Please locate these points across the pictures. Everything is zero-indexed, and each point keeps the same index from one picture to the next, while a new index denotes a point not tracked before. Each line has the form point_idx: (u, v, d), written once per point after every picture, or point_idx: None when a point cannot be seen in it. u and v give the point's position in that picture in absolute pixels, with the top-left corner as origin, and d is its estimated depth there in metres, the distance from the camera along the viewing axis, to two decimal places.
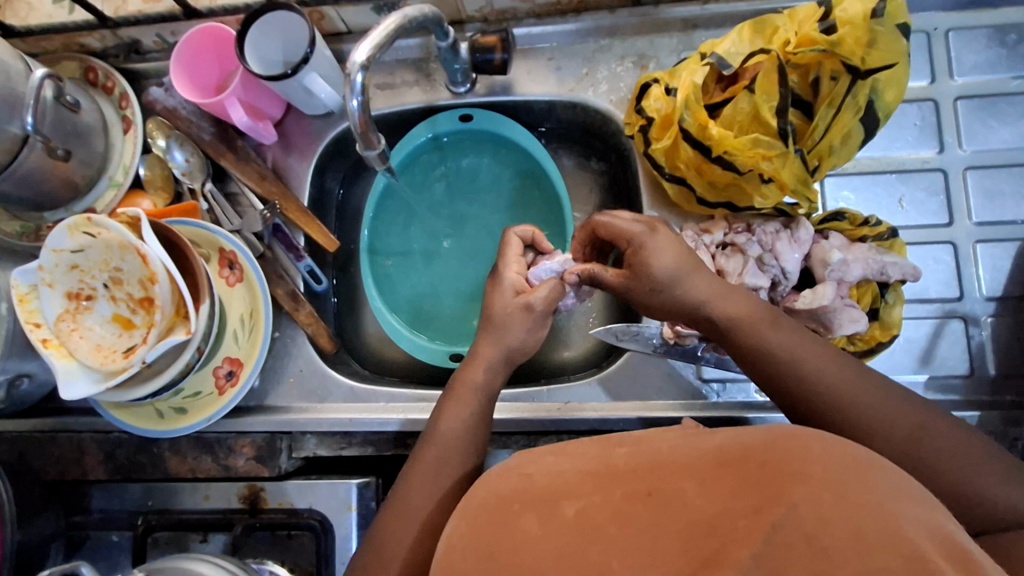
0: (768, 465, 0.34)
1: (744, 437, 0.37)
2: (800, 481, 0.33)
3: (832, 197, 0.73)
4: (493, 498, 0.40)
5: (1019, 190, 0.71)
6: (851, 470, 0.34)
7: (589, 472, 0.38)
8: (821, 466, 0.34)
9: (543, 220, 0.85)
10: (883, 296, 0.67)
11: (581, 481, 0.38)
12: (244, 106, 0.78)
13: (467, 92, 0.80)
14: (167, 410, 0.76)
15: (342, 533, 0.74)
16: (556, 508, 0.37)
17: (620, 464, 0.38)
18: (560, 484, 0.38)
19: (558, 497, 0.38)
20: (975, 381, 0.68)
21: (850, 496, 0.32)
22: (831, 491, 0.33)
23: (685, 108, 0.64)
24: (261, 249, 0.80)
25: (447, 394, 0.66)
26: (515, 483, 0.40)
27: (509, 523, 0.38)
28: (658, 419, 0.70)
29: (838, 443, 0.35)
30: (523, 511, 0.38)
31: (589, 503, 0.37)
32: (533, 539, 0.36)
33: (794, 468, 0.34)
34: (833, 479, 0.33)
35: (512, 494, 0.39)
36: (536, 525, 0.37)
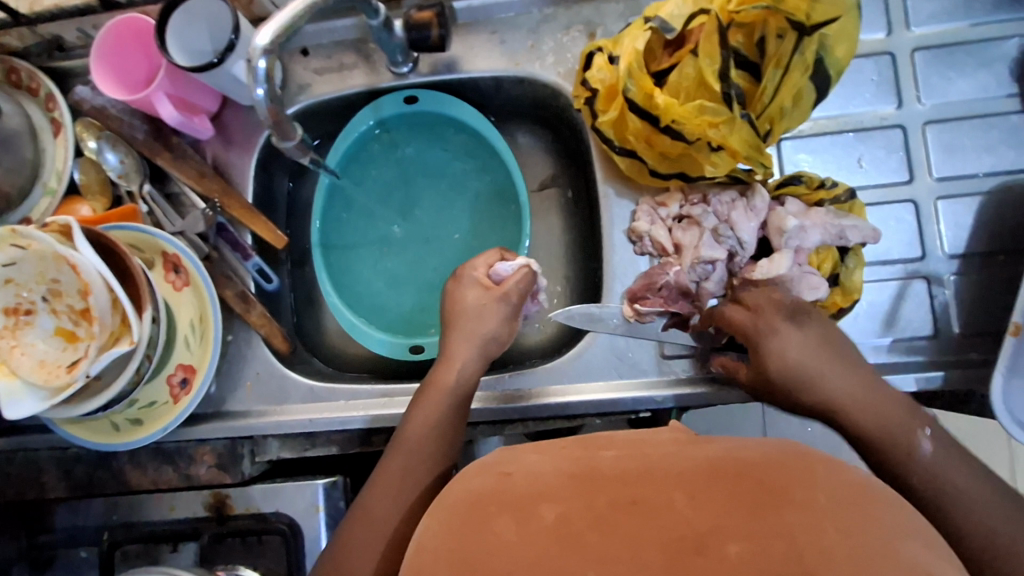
0: (766, 484, 0.35)
1: (742, 451, 0.37)
2: (801, 508, 0.34)
3: (789, 161, 0.71)
4: (465, 499, 0.38)
5: (979, 143, 0.69)
6: (849, 501, 0.34)
7: (570, 475, 0.37)
8: (825, 494, 0.34)
9: (500, 203, 0.82)
10: (843, 260, 0.66)
11: (561, 483, 0.36)
12: (174, 101, 0.74)
13: (410, 73, 0.77)
14: (123, 423, 0.74)
15: (311, 536, 0.73)
16: (534, 513, 0.35)
17: (605, 468, 0.37)
18: (540, 487, 0.37)
19: (536, 499, 0.36)
20: (941, 342, 0.67)
21: (849, 529, 0.33)
22: (831, 522, 0.33)
23: (628, 77, 0.62)
24: (207, 250, 0.77)
25: (417, 396, 0.64)
26: (499, 483, 0.38)
27: (466, 537, 0.36)
28: (622, 401, 0.69)
29: (842, 469, 0.37)
30: (498, 514, 0.36)
31: (569, 509, 0.35)
32: (505, 544, 0.35)
33: (799, 495, 0.34)
34: (834, 513, 0.33)
35: (489, 492, 0.38)
36: (511, 529, 0.35)
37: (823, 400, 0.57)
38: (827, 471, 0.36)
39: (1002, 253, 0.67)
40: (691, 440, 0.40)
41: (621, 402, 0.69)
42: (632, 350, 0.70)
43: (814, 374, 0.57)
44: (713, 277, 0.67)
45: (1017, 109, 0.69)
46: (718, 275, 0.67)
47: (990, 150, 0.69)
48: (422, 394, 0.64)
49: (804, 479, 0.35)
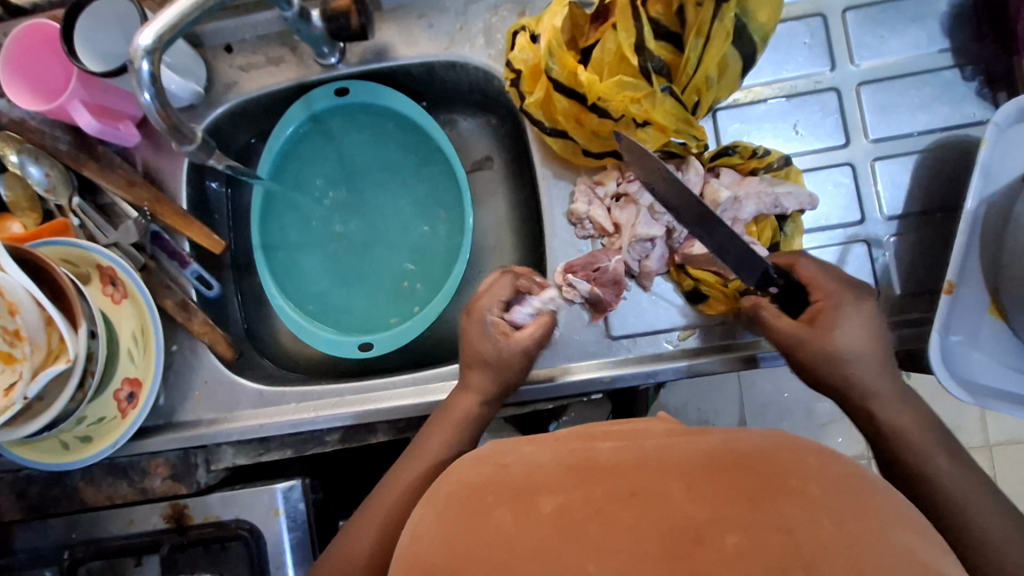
0: (764, 478, 0.35)
1: (737, 443, 0.38)
2: (798, 498, 0.34)
3: (725, 132, 0.70)
4: (467, 487, 0.39)
5: (913, 101, 0.68)
6: (843, 491, 0.35)
7: (569, 466, 0.38)
8: (818, 485, 0.35)
9: (445, 194, 0.81)
10: (781, 229, 0.66)
11: (565, 478, 0.37)
12: (90, 108, 0.71)
13: (338, 64, 0.74)
14: (73, 440, 0.73)
15: (273, 540, 0.71)
16: (532, 505, 0.36)
17: (602, 460, 0.38)
18: (536, 480, 0.37)
19: (537, 493, 0.36)
20: (883, 303, 0.67)
21: (840, 516, 0.33)
22: (826, 514, 0.33)
23: (549, 55, 0.61)
24: (143, 260, 0.75)
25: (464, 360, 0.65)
26: (489, 472, 0.40)
27: (438, 540, 0.37)
28: (573, 385, 0.69)
29: (834, 461, 0.37)
30: (495, 504, 0.37)
31: (569, 500, 0.35)
32: (506, 534, 0.35)
33: (799, 486, 0.34)
34: (827, 501, 0.34)
35: (488, 483, 0.39)
36: (510, 521, 0.35)
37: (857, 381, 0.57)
38: (818, 463, 0.36)
39: (939, 211, 0.67)
40: (687, 433, 0.41)
41: (566, 385, 0.69)
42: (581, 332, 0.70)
43: (859, 357, 0.57)
44: (653, 255, 0.67)
45: (951, 64, 0.68)
46: (658, 252, 0.67)
47: (925, 108, 0.68)
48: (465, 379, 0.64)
49: (792, 471, 0.35)
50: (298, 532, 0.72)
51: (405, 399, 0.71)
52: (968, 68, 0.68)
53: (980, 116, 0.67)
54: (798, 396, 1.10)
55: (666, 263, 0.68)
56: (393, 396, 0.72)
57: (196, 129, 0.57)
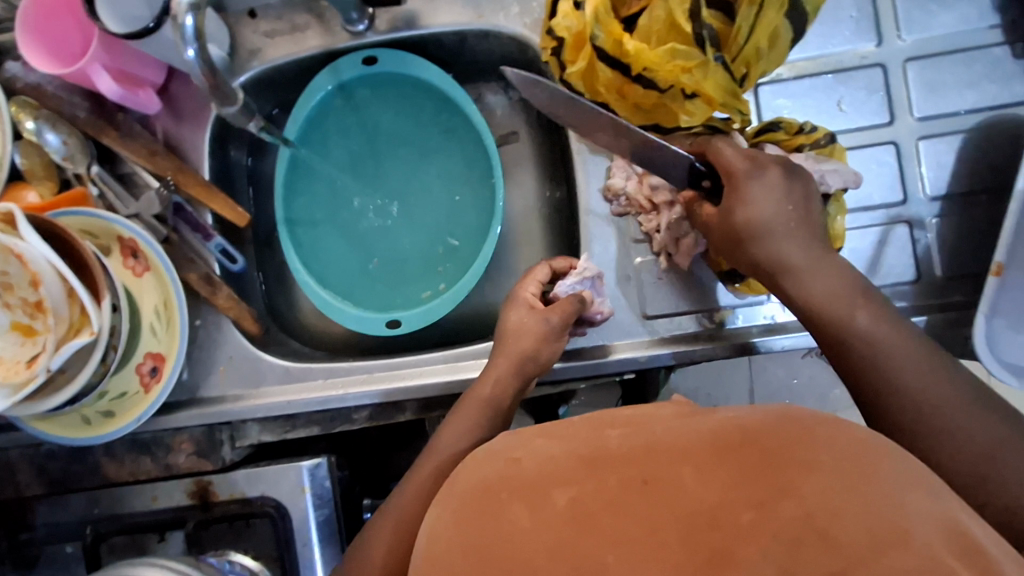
0: (770, 452, 0.33)
1: (743, 418, 0.35)
2: (806, 471, 0.32)
3: (767, 108, 0.68)
4: (478, 484, 0.38)
5: (961, 79, 0.67)
6: (854, 458, 0.32)
7: (581, 456, 0.36)
8: (828, 452, 0.32)
9: (473, 169, 0.79)
10: (824, 208, 0.64)
11: (573, 467, 0.35)
12: (112, 73, 0.69)
13: (366, 31, 0.72)
14: (94, 415, 0.71)
15: (299, 516, 0.70)
16: (547, 499, 0.35)
17: (612, 447, 0.36)
18: (547, 474, 0.36)
19: (548, 486, 0.35)
20: (923, 286, 0.66)
21: (853, 483, 0.31)
22: (838, 481, 0.31)
23: (596, 22, 0.58)
24: (165, 232, 0.73)
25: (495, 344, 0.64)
26: (501, 468, 0.38)
27: (496, 515, 0.35)
28: (608, 365, 0.68)
29: (844, 427, 0.34)
30: (510, 501, 0.36)
31: (583, 493, 0.34)
32: (522, 532, 0.34)
33: (805, 455, 0.32)
34: (842, 469, 0.32)
35: (498, 480, 0.37)
36: (525, 517, 0.34)
37: (777, 248, 0.56)
38: (827, 432, 0.33)
39: (985, 192, 0.66)
40: (692, 412, 0.38)
41: (603, 365, 0.68)
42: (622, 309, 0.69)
43: (778, 230, 0.56)
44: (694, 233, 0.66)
45: (1001, 41, 0.66)
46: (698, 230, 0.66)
47: (972, 86, 0.66)
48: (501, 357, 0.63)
49: (799, 439, 0.33)
50: (325, 510, 0.71)
51: (435, 376, 0.70)
52: (1018, 46, 0.66)
53: None
54: (808, 381, 1.08)
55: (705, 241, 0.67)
56: (422, 374, 0.71)
57: (237, 91, 0.55)
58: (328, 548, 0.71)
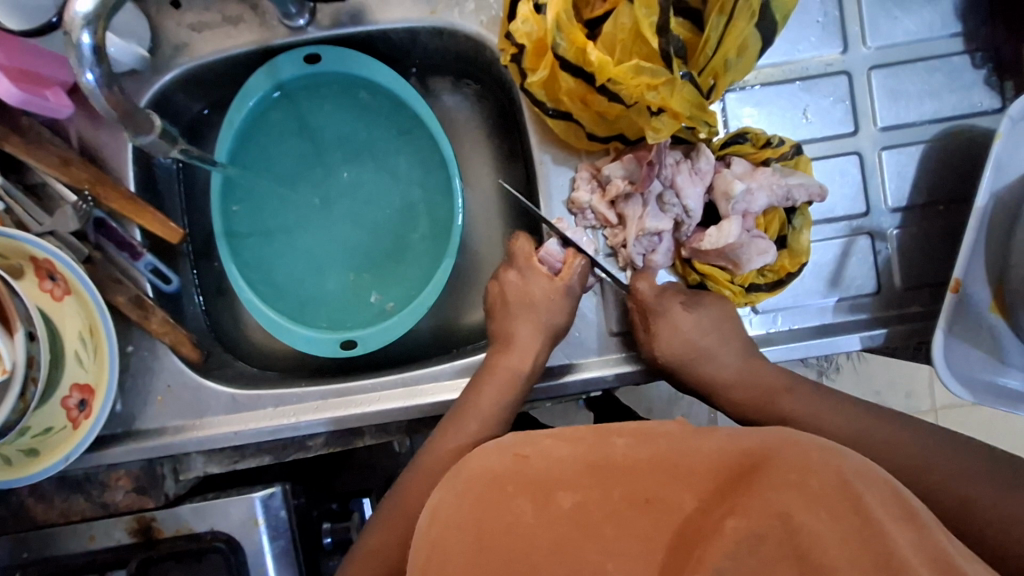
0: (768, 472, 0.36)
1: (743, 442, 0.39)
2: (793, 487, 0.34)
3: (735, 116, 0.67)
4: (486, 477, 0.42)
5: (924, 88, 0.66)
6: (836, 487, 0.34)
7: (587, 463, 0.40)
8: (819, 481, 0.35)
9: (429, 175, 0.74)
10: (790, 222, 0.63)
11: (578, 475, 0.40)
12: (13, 75, 0.60)
13: (307, 26, 0.65)
14: (16, 455, 0.64)
15: (253, 550, 0.66)
16: (552, 501, 0.38)
17: (618, 458, 0.40)
18: (558, 475, 0.40)
19: (554, 488, 0.39)
20: (884, 297, 0.66)
21: (843, 513, 0.33)
22: (821, 506, 0.33)
23: (557, 29, 0.55)
24: (86, 251, 0.66)
25: (484, 372, 0.62)
26: (511, 463, 0.43)
27: (502, 506, 0.39)
28: (573, 382, 0.66)
29: (837, 456, 0.37)
30: (516, 494, 0.39)
31: (587, 497, 0.38)
32: (528, 526, 0.37)
33: (788, 475, 0.35)
34: (826, 496, 0.34)
35: (506, 473, 0.42)
36: (531, 512, 0.38)
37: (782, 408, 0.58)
38: (821, 459, 0.36)
39: (943, 203, 0.66)
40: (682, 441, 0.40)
41: (568, 384, 0.66)
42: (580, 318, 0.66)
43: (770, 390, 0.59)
44: (660, 249, 0.64)
45: (961, 50, 0.66)
46: (665, 246, 0.64)
47: (934, 96, 0.66)
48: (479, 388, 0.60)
49: (790, 459, 0.36)
50: (281, 541, 0.67)
51: (394, 401, 0.67)
52: (978, 55, 0.66)
53: (986, 105, 0.66)
54: None
55: (672, 256, 0.65)
56: (380, 398, 0.67)
57: (153, 117, 0.50)
58: None
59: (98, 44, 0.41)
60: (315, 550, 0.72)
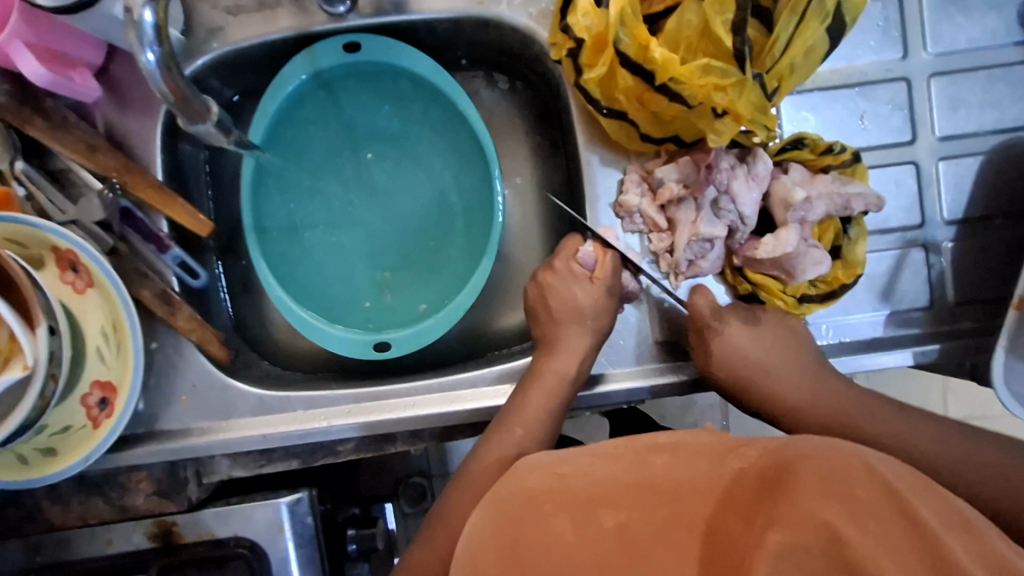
0: (814, 478, 0.35)
1: (790, 449, 0.37)
2: (831, 498, 0.34)
3: (790, 120, 0.65)
4: (521, 496, 0.41)
5: (984, 98, 0.64)
6: (884, 496, 0.33)
7: (631, 483, 0.39)
8: (864, 488, 0.34)
9: (467, 172, 0.71)
10: (845, 232, 0.61)
11: (620, 492, 0.39)
12: (39, 53, 0.57)
13: (348, 14, 0.63)
14: (33, 455, 0.61)
15: (278, 558, 0.63)
16: (594, 518, 0.38)
17: (660, 479, 0.39)
18: (598, 493, 0.39)
19: (596, 507, 0.39)
20: (935, 312, 0.64)
21: (888, 522, 0.32)
22: (866, 515, 0.33)
23: (620, 24, 0.53)
24: (111, 243, 0.63)
25: (530, 377, 0.60)
26: (548, 481, 0.42)
27: (544, 527, 0.39)
28: (616, 392, 0.63)
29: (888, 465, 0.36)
30: (555, 513, 0.39)
31: (631, 516, 0.38)
32: (568, 544, 0.38)
33: (842, 487, 0.34)
34: (868, 505, 0.33)
35: (545, 491, 0.41)
36: (571, 530, 0.38)
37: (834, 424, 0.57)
38: (865, 469, 0.35)
39: (999, 217, 0.64)
40: (754, 451, 0.39)
41: (611, 393, 0.63)
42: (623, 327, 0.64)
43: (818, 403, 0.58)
44: (710, 255, 0.62)
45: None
46: (716, 252, 0.62)
47: (995, 106, 0.64)
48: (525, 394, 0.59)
49: (840, 471, 0.35)
50: (307, 549, 0.64)
51: (430, 407, 0.64)
52: None
53: None
54: None
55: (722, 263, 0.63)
56: (415, 403, 0.65)
57: (209, 102, 0.47)
58: None
59: (161, 22, 0.39)
60: (339, 557, 0.70)
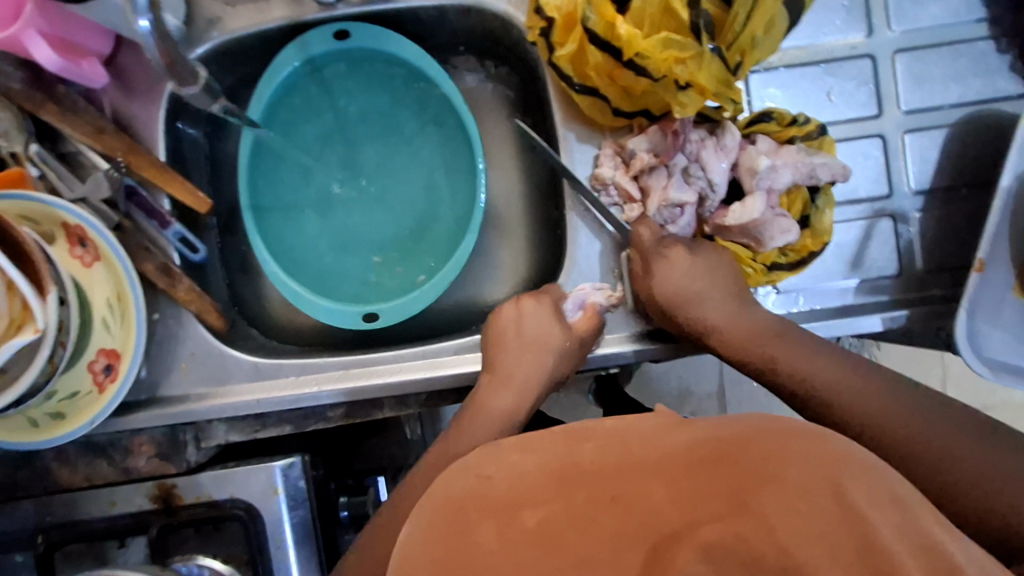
0: (746, 465, 0.34)
1: (720, 429, 0.36)
2: (763, 483, 0.33)
3: (759, 97, 0.67)
4: (462, 488, 0.39)
5: (947, 72, 0.66)
6: (816, 483, 0.32)
7: (557, 471, 0.37)
8: (796, 472, 0.33)
9: (453, 153, 0.74)
10: (813, 201, 0.64)
11: (542, 488, 0.37)
12: (52, 42, 0.62)
13: (338, 2, 0.66)
14: (42, 418, 0.64)
15: (271, 519, 0.66)
16: (515, 518, 0.36)
17: (586, 464, 0.37)
18: (522, 491, 0.37)
19: (518, 506, 0.37)
20: (904, 280, 0.66)
21: (834, 498, 0.32)
22: (802, 497, 0.32)
23: (588, 3, 0.56)
24: (116, 219, 0.67)
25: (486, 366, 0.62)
26: (471, 485, 0.39)
27: (498, 514, 0.36)
28: (593, 359, 0.65)
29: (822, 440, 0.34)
30: (479, 522, 0.37)
31: (551, 513, 0.36)
32: (488, 552, 0.35)
33: (783, 474, 0.33)
34: (801, 493, 0.32)
35: (467, 496, 0.38)
36: (491, 538, 0.36)
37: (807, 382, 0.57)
38: (801, 447, 0.34)
39: (966, 187, 0.66)
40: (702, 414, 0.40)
41: (588, 361, 0.65)
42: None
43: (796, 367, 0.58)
44: (682, 221, 0.65)
45: (986, 35, 0.66)
46: (686, 218, 0.65)
47: (958, 80, 0.66)
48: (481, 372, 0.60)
49: (772, 457, 0.34)
50: (299, 511, 0.67)
51: (416, 372, 0.67)
52: (1003, 40, 0.66)
53: (1010, 90, 0.66)
54: None
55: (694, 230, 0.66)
56: (400, 370, 0.68)
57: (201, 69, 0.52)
58: (304, 550, 0.67)
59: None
60: (331, 520, 0.73)
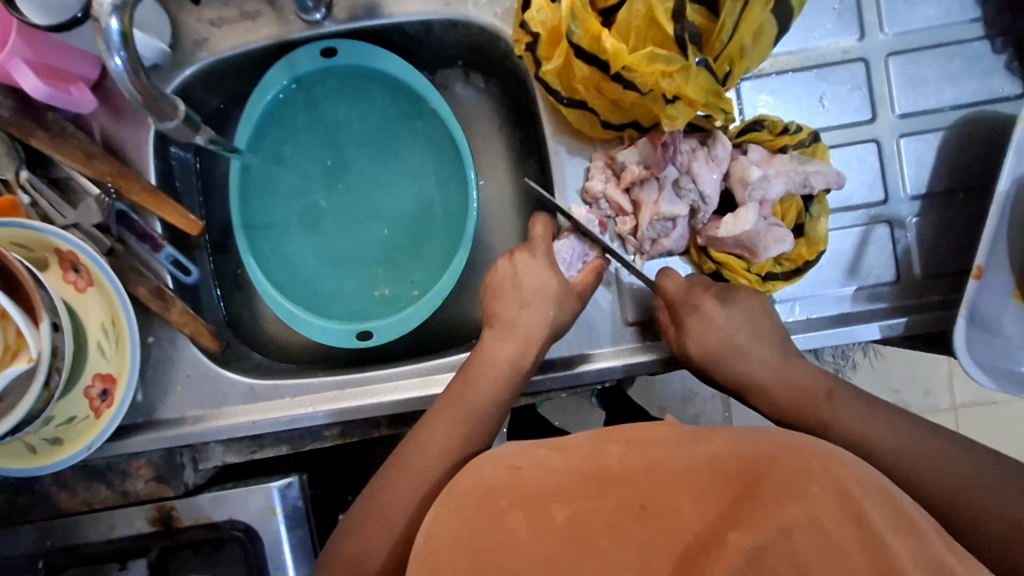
0: (773, 481, 0.34)
1: (742, 446, 0.36)
2: (788, 499, 0.33)
3: (750, 104, 0.66)
4: (476, 489, 0.40)
5: (941, 74, 0.65)
6: (838, 500, 0.33)
7: (585, 474, 0.38)
8: (820, 488, 0.34)
9: (444, 167, 0.74)
10: (807, 209, 0.63)
11: (577, 487, 0.37)
12: (39, 70, 0.62)
13: (324, 21, 0.66)
14: (39, 444, 0.65)
15: (270, 539, 0.66)
16: (546, 513, 0.36)
17: (614, 467, 0.38)
18: (558, 490, 0.37)
19: (549, 501, 0.37)
20: (902, 287, 0.65)
21: (839, 521, 0.32)
22: (817, 514, 0.32)
23: (571, 17, 0.56)
24: (108, 243, 0.67)
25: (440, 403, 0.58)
26: (504, 476, 0.39)
27: (498, 523, 0.37)
28: (590, 371, 0.65)
29: (840, 463, 0.35)
30: (510, 509, 0.37)
31: (581, 509, 0.36)
32: (522, 543, 0.36)
33: (787, 485, 0.34)
34: (821, 515, 0.32)
35: (501, 486, 0.39)
36: (525, 527, 0.36)
37: (803, 396, 0.56)
38: (822, 468, 0.35)
39: (962, 190, 0.65)
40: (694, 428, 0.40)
41: (583, 373, 0.65)
42: (591, 309, 0.66)
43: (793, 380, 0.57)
44: (673, 234, 0.63)
45: (981, 35, 0.65)
46: (678, 231, 0.64)
47: (953, 81, 0.65)
48: (471, 378, 0.59)
49: (796, 475, 0.34)
50: (298, 531, 0.67)
51: (410, 391, 0.67)
52: (998, 40, 0.65)
53: (1006, 91, 0.65)
54: None
55: (686, 242, 0.65)
56: (395, 389, 0.67)
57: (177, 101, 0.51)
58: (303, 569, 0.67)
59: (125, 29, 0.43)
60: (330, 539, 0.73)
